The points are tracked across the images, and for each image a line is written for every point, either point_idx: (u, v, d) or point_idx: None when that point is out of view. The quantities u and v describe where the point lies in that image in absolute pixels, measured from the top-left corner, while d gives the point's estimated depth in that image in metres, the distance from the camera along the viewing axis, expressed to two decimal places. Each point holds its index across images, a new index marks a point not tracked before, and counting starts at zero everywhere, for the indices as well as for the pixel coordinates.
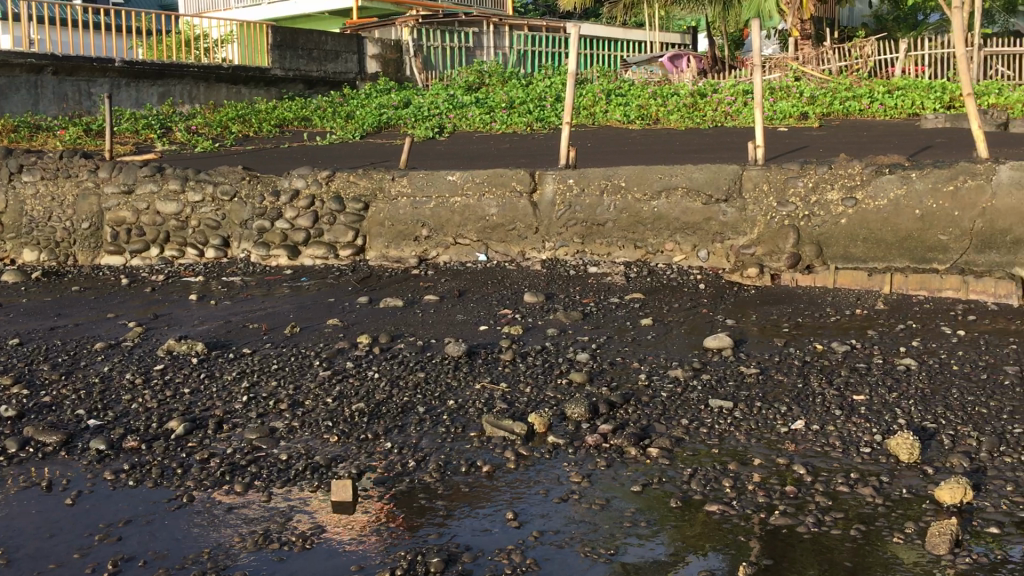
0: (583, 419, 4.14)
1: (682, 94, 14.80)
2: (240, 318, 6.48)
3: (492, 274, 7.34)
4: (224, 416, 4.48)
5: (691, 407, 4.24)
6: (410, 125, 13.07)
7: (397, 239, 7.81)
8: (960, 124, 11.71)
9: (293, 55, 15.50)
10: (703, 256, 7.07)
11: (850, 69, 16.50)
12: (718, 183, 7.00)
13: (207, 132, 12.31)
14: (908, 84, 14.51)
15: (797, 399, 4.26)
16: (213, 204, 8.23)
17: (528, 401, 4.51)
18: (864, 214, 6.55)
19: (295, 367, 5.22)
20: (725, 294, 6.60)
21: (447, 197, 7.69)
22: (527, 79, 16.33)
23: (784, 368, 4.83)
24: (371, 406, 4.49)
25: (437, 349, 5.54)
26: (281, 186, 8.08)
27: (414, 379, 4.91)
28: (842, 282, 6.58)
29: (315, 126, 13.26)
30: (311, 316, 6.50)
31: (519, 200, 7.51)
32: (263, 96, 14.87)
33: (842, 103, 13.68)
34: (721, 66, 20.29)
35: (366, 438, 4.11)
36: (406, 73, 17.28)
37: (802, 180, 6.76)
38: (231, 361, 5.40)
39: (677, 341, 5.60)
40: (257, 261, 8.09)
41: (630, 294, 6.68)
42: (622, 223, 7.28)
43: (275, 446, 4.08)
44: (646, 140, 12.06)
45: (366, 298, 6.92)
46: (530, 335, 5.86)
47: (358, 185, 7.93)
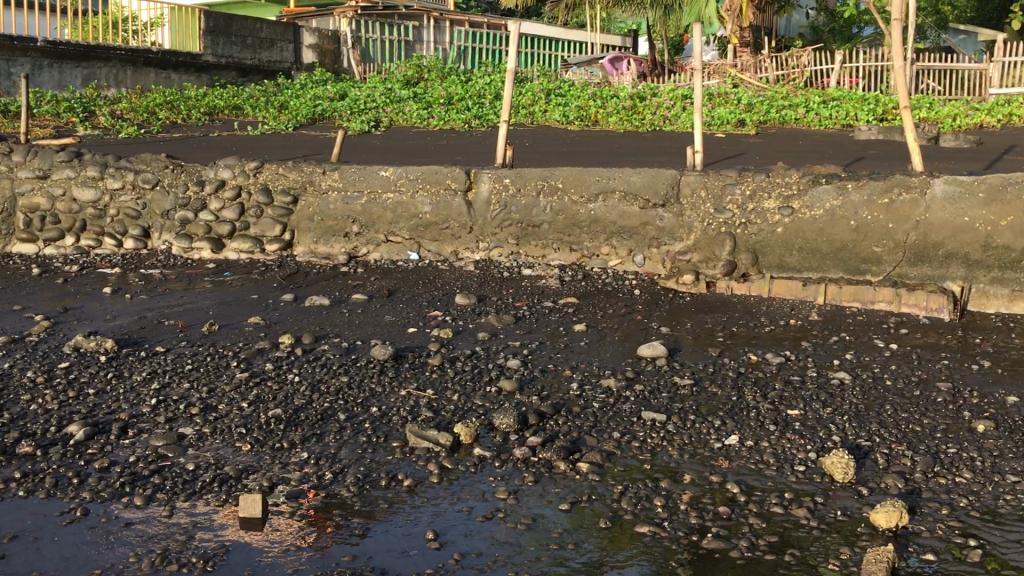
0: (511, 430, 3.97)
1: (622, 97, 14.77)
2: (156, 314, 6.16)
3: (423, 274, 7.13)
4: (130, 420, 4.20)
5: (623, 420, 4.10)
6: (346, 118, 12.77)
7: (326, 235, 7.56)
8: (892, 136, 11.87)
9: (226, 41, 15.01)
10: (639, 262, 6.99)
11: (787, 78, 16.66)
12: (656, 187, 6.88)
13: (133, 118, 11.83)
14: (843, 95, 14.68)
15: (731, 413, 4.15)
16: (133, 192, 7.86)
17: (455, 410, 4.32)
18: (801, 223, 6.50)
19: (211, 368, 4.95)
20: (659, 300, 6.50)
21: (379, 193, 7.45)
22: (466, 75, 16.16)
23: (718, 380, 4.71)
24: (289, 413, 4.25)
25: (362, 352, 5.32)
26: (206, 176, 7.75)
27: (336, 384, 4.68)
28: (776, 291, 6.55)
29: (246, 115, 12.87)
30: (232, 313, 6.21)
31: (454, 199, 7.31)
32: (193, 82, 14.55)
33: (779, 111, 13.76)
34: (660, 70, 20.38)
35: (281, 448, 3.87)
36: (344, 64, 16.96)
37: (740, 187, 6.69)
38: (143, 360, 5.10)
39: (610, 348, 5.46)
40: (179, 253, 7.75)
41: (564, 298, 6.54)
42: (557, 225, 7.14)
43: (183, 455, 3.82)
44: (584, 141, 11.98)
45: (291, 295, 6.65)
46: (460, 338, 5.68)
47: (286, 177, 7.64)
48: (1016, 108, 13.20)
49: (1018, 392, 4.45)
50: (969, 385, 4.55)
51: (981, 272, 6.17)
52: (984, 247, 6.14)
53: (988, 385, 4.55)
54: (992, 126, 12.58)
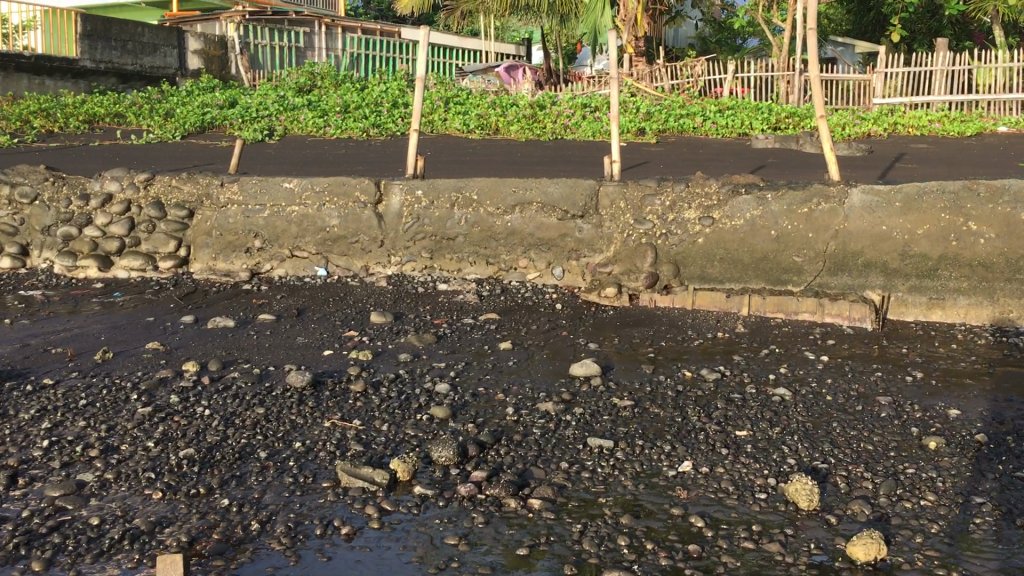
0: (450, 464, 3.70)
1: (522, 105, 14.66)
2: (40, 341, 5.60)
3: (332, 291, 6.75)
4: (19, 467, 3.72)
5: (569, 448, 3.87)
6: (237, 126, 12.22)
7: (225, 251, 7.09)
8: (788, 144, 12.05)
9: (105, 45, 14.23)
10: (558, 274, 6.80)
11: (682, 88, 16.84)
12: (574, 198, 6.73)
13: (4, 126, 11.05)
14: (737, 104, 14.89)
15: (679, 436, 3.97)
16: (9, 207, 7.27)
17: (387, 442, 4.00)
18: (721, 233, 6.41)
19: (108, 403, 4.47)
20: (583, 315, 6.30)
21: (283, 206, 7.05)
22: (362, 83, 15.77)
23: (658, 400, 4.53)
24: (202, 452, 3.86)
25: (276, 379, 4.94)
26: (91, 189, 7.22)
27: (251, 417, 4.29)
28: (699, 303, 6.37)
29: (130, 123, 12.16)
30: (127, 339, 5.71)
31: (363, 211, 6.97)
32: (70, 88, 13.68)
33: (677, 120, 13.85)
34: (555, 80, 20.34)
35: (197, 494, 3.48)
36: (232, 71, 16.25)
37: (660, 198, 6.60)
38: (29, 396, 4.58)
39: (539, 367, 5.22)
40: (61, 273, 7.10)
41: (484, 314, 6.28)
42: (472, 238, 6.89)
43: (84, 507, 3.38)
44: (486, 150, 11.76)
45: (191, 317, 6.18)
46: (380, 360, 5.35)
47: (181, 190, 7.17)
48: (899, 118, 13.63)
49: (958, 404, 4.41)
50: (909, 399, 4.48)
51: (900, 280, 6.15)
52: (902, 256, 6.13)
53: (927, 398, 4.50)
54: (879, 134, 12.94)
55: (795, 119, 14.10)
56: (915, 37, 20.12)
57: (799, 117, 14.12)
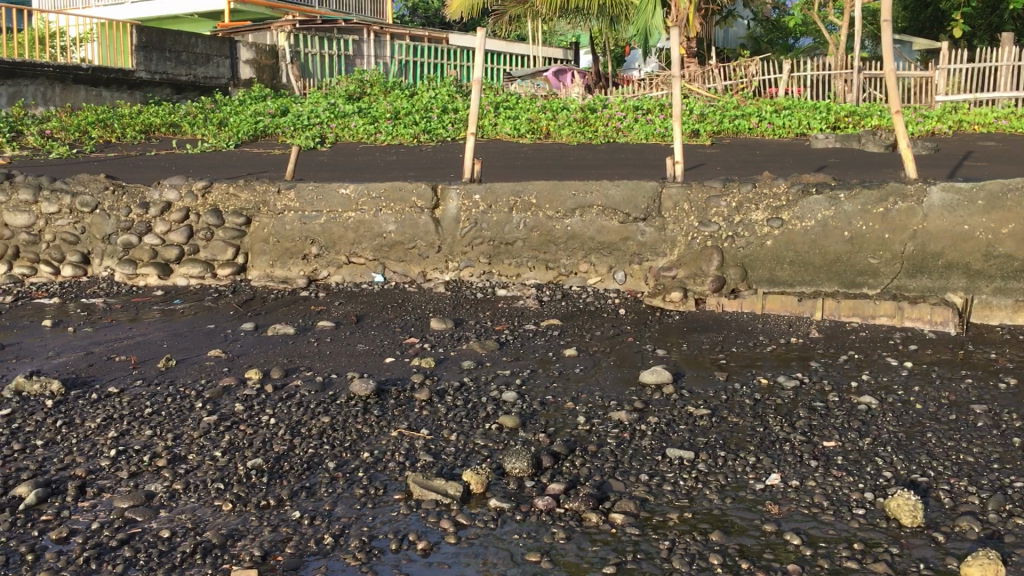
0: (524, 475, 3.57)
1: (573, 109, 14.49)
2: (104, 349, 5.57)
3: (390, 297, 6.65)
4: (87, 477, 3.65)
5: (648, 459, 3.72)
6: (290, 134, 12.25)
7: (283, 257, 7.04)
8: (850, 143, 11.74)
9: (160, 56, 14.36)
10: (620, 278, 6.65)
11: (735, 88, 16.59)
12: (636, 201, 6.56)
13: (64, 137, 11.17)
14: (794, 104, 14.58)
15: (763, 448, 3.82)
16: (70, 216, 7.25)
17: (457, 453, 3.87)
18: (792, 234, 6.20)
19: (173, 411, 4.40)
20: (648, 320, 6.14)
21: (339, 212, 6.96)
22: (411, 89, 15.72)
23: (736, 408, 4.36)
24: (269, 462, 3.76)
25: (340, 387, 4.83)
26: (150, 197, 7.17)
27: (317, 426, 4.19)
28: (770, 307, 6.19)
29: (185, 133, 12.22)
30: (189, 347, 5.65)
31: (420, 217, 6.86)
32: (126, 99, 13.83)
33: (732, 121, 13.58)
34: (604, 83, 20.12)
35: (266, 506, 3.38)
36: (282, 80, 16.18)
37: (725, 199, 6.39)
38: (94, 404, 4.53)
39: (607, 375, 5.07)
40: (121, 280, 7.12)
41: (546, 320, 6.13)
42: (531, 242, 6.76)
43: (154, 519, 3.30)
44: (539, 154, 11.61)
45: (251, 324, 6.11)
46: (443, 368, 5.22)
47: (238, 198, 7.09)
48: (964, 116, 13.21)
49: None
50: (1006, 407, 4.26)
51: (983, 282, 5.90)
52: (985, 256, 5.88)
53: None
54: (943, 133, 12.56)
55: (854, 119, 13.78)
56: (976, 33, 19.64)
57: (859, 116, 13.80)
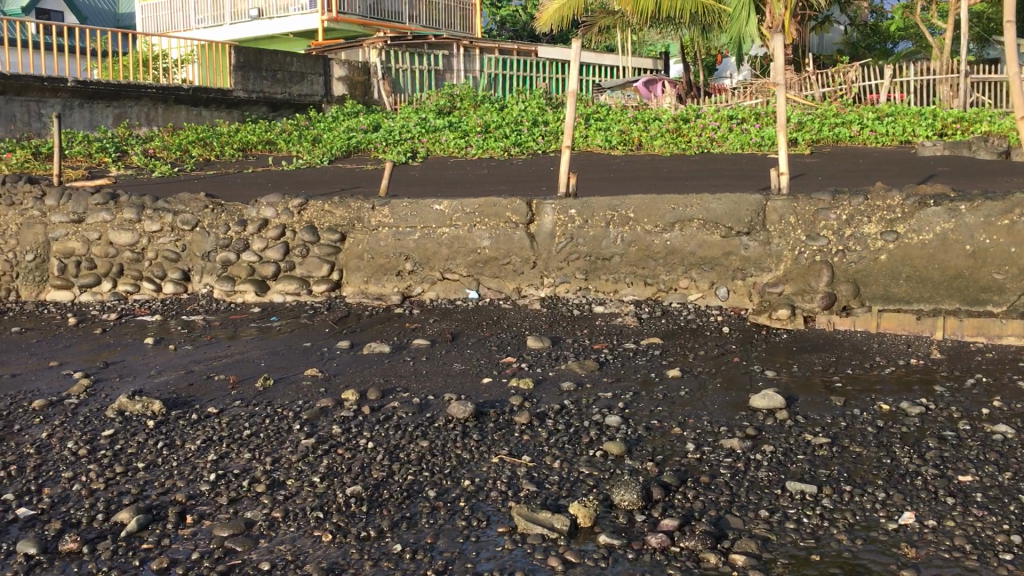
0: (634, 508, 3.39)
1: (665, 119, 14.22)
2: (203, 368, 5.58)
3: (486, 314, 6.53)
4: (187, 503, 3.60)
5: (766, 492, 3.54)
6: (382, 149, 12.32)
7: (377, 274, 6.97)
8: (959, 151, 11.21)
9: (257, 76, 14.60)
10: (722, 295, 6.39)
11: (834, 96, 15.94)
12: (739, 214, 6.31)
13: (165, 156, 11.42)
14: (898, 110, 14.01)
15: (892, 483, 3.61)
16: (172, 234, 7.25)
17: (561, 482, 3.71)
18: (908, 248, 5.89)
19: (271, 433, 4.34)
20: (754, 338, 5.87)
21: (433, 228, 6.88)
22: (501, 102, 15.65)
23: (858, 438, 4.14)
24: (368, 489, 3.66)
25: (437, 409, 4.71)
26: (248, 215, 7.17)
27: (416, 450, 4.08)
28: (885, 326, 5.86)
29: (280, 150, 12.39)
30: (286, 365, 5.63)
31: (515, 232, 6.73)
32: (224, 118, 14.13)
33: (832, 129, 13.13)
34: (696, 92, 19.74)
35: (367, 537, 3.28)
36: (375, 96, 16.42)
37: (835, 211, 6.13)
38: (194, 425, 4.51)
39: (715, 398, 4.84)
40: (220, 297, 7.17)
41: (647, 339, 5.92)
42: (630, 257, 6.55)
43: (254, 549, 3.22)
44: (631, 166, 11.37)
45: (347, 342, 6.06)
46: (542, 390, 5.05)
47: (333, 214, 7.06)
48: None
49: None
50: None
51: None
52: None
53: None
54: None
55: (962, 125, 13.21)
56: None
57: (968, 122, 13.24)
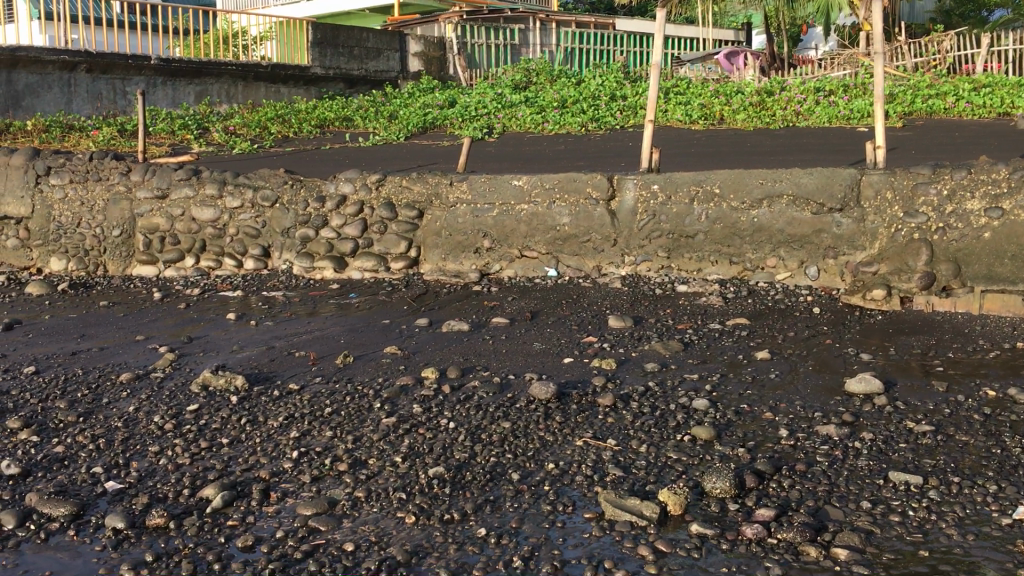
0: (727, 496, 3.25)
1: (748, 93, 13.83)
2: (285, 344, 5.59)
3: (565, 293, 6.40)
4: (271, 480, 3.57)
5: (866, 483, 3.36)
6: (458, 125, 12.22)
7: (454, 251, 6.90)
8: None
9: (334, 52, 14.63)
10: (813, 274, 6.16)
11: (926, 66, 15.56)
12: (832, 190, 6.06)
13: (245, 133, 11.52)
14: (995, 81, 13.37)
15: (1004, 474, 3.40)
16: (253, 211, 7.27)
17: (649, 467, 3.58)
18: (1014, 225, 5.60)
19: (352, 411, 4.30)
20: (847, 320, 5.63)
21: (512, 204, 6.75)
22: (578, 77, 15.43)
23: (963, 426, 3.93)
24: (451, 471, 3.58)
25: (519, 389, 4.62)
26: (327, 191, 7.14)
27: (498, 432, 3.99)
28: (988, 308, 5.62)
29: (357, 126, 12.39)
30: (366, 343, 5.59)
31: (595, 208, 6.57)
32: (303, 95, 14.14)
33: (925, 101, 12.59)
34: (779, 65, 19.17)
35: (450, 520, 3.20)
36: (450, 72, 16.31)
37: (935, 186, 5.83)
38: (277, 402, 4.49)
39: (807, 381, 4.65)
40: (300, 274, 7.16)
41: (732, 319, 5.73)
42: (714, 235, 6.35)
43: (337, 529, 3.17)
44: (713, 141, 11.04)
45: (426, 320, 6.01)
46: (625, 370, 4.92)
47: (411, 190, 7.00)
48: None
49: None
50: None
51: None
52: None
53: None
54: None
55: None
56: None
57: None
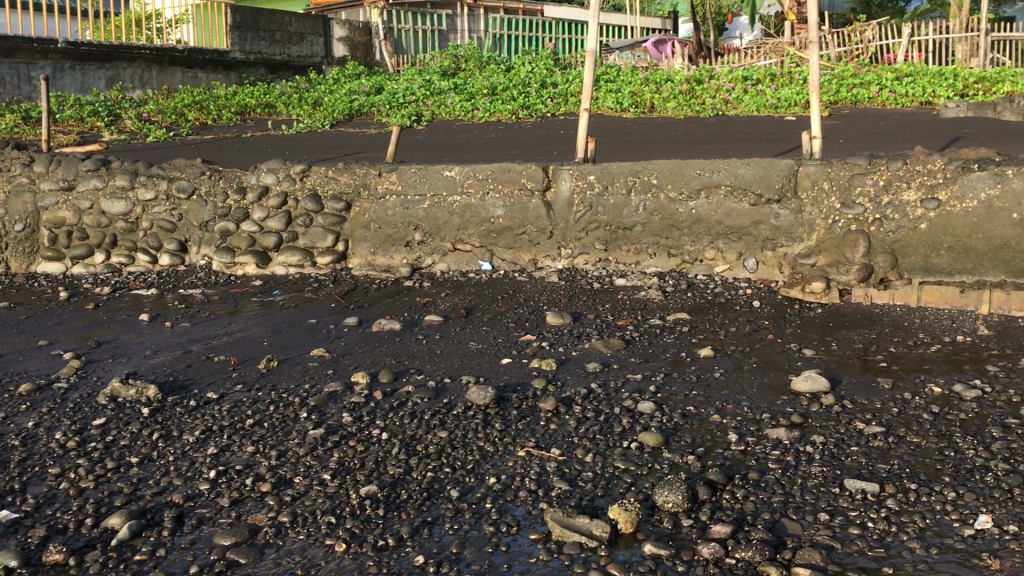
0: (680, 511, 3.07)
1: (677, 81, 13.76)
2: (202, 347, 5.24)
3: (501, 287, 6.18)
4: (185, 506, 3.27)
5: (822, 491, 3.21)
6: (385, 113, 11.86)
7: (384, 244, 6.60)
8: (983, 112, 10.77)
9: (254, 36, 14.08)
10: (751, 266, 6.04)
11: (849, 55, 15.65)
12: (769, 180, 5.93)
13: (161, 120, 10.99)
14: (916, 70, 13.53)
15: (960, 479, 3.29)
16: (168, 203, 6.87)
17: (596, 479, 3.39)
18: (950, 217, 5.53)
19: (276, 423, 4.01)
20: (787, 313, 5.52)
21: (443, 196, 6.48)
22: (506, 63, 15.19)
23: (915, 426, 3.82)
24: (384, 489, 3.33)
25: (455, 394, 4.37)
26: (247, 182, 6.76)
27: (434, 443, 3.75)
28: (927, 299, 5.51)
29: (280, 113, 11.96)
30: (291, 345, 5.28)
31: (530, 200, 6.34)
32: (221, 80, 13.67)
33: (849, 90, 12.66)
34: (706, 53, 19.11)
35: (385, 547, 2.96)
36: (377, 57, 16.01)
37: (872, 177, 5.73)
38: (193, 413, 4.18)
39: (752, 380, 4.50)
40: (220, 270, 6.82)
41: (673, 314, 5.57)
42: (652, 227, 6.18)
43: (260, 562, 2.90)
44: (644, 130, 10.92)
45: (355, 319, 5.71)
46: (565, 371, 4.71)
47: (337, 181, 6.65)
48: None
49: None
50: None
51: None
52: None
53: None
54: None
55: (983, 85, 12.78)
56: None
57: (988, 83, 12.82)
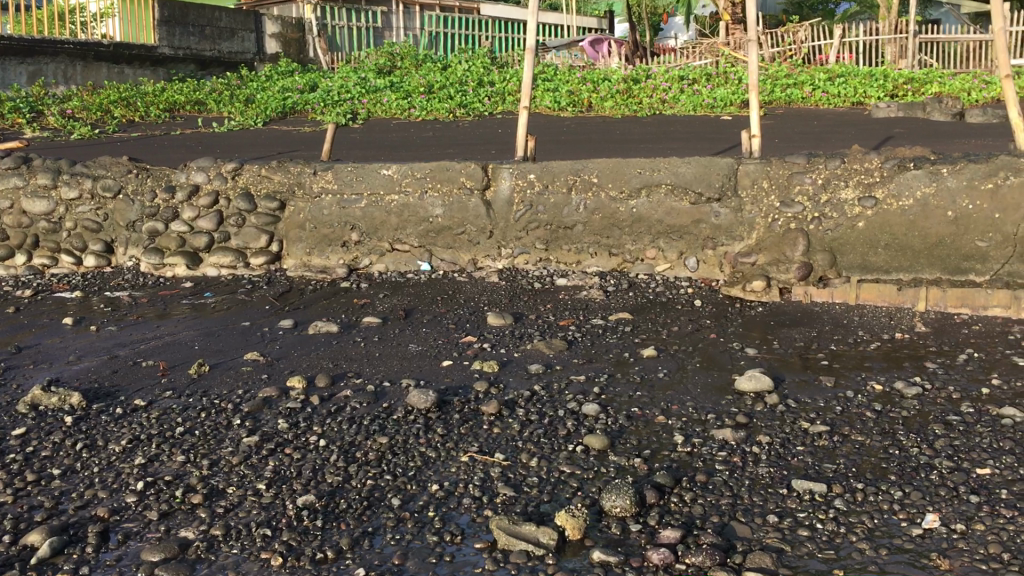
0: (628, 516, 3.00)
1: (614, 80, 13.77)
2: (130, 352, 5.03)
3: (440, 288, 6.06)
4: (110, 520, 3.10)
5: (770, 492, 3.17)
6: (319, 111, 11.62)
7: (320, 245, 6.44)
8: (913, 113, 10.95)
9: (183, 31, 13.72)
10: (692, 265, 6.03)
11: (783, 57, 15.80)
12: (709, 179, 5.90)
13: (85, 117, 10.62)
14: (848, 71, 13.75)
15: (905, 478, 3.28)
16: (93, 203, 6.61)
17: (541, 484, 3.30)
18: (887, 215, 5.56)
19: (208, 430, 3.85)
20: (728, 312, 5.51)
21: (380, 195, 6.32)
22: (443, 61, 15.03)
23: (858, 425, 3.82)
24: (322, 498, 3.20)
25: (395, 398, 4.25)
26: (176, 180, 6.53)
27: (373, 449, 3.62)
28: (866, 297, 5.60)
29: (211, 110, 11.65)
30: (224, 348, 5.10)
31: (470, 199, 6.22)
32: (149, 76, 13.31)
33: (784, 90, 12.82)
34: (642, 53, 19.06)
35: (323, 560, 2.83)
36: (310, 54, 15.64)
37: (810, 175, 5.75)
38: (119, 421, 3.98)
39: (696, 380, 4.47)
40: (148, 270, 6.57)
41: (615, 314, 5.51)
42: (593, 226, 6.12)
43: None
44: (582, 128, 10.89)
45: (290, 321, 5.54)
46: (508, 373, 4.61)
47: (271, 179, 6.47)
48: None
49: None
50: None
51: None
52: None
53: None
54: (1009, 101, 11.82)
55: (912, 86, 13.06)
56: None
57: (917, 84, 13.11)
